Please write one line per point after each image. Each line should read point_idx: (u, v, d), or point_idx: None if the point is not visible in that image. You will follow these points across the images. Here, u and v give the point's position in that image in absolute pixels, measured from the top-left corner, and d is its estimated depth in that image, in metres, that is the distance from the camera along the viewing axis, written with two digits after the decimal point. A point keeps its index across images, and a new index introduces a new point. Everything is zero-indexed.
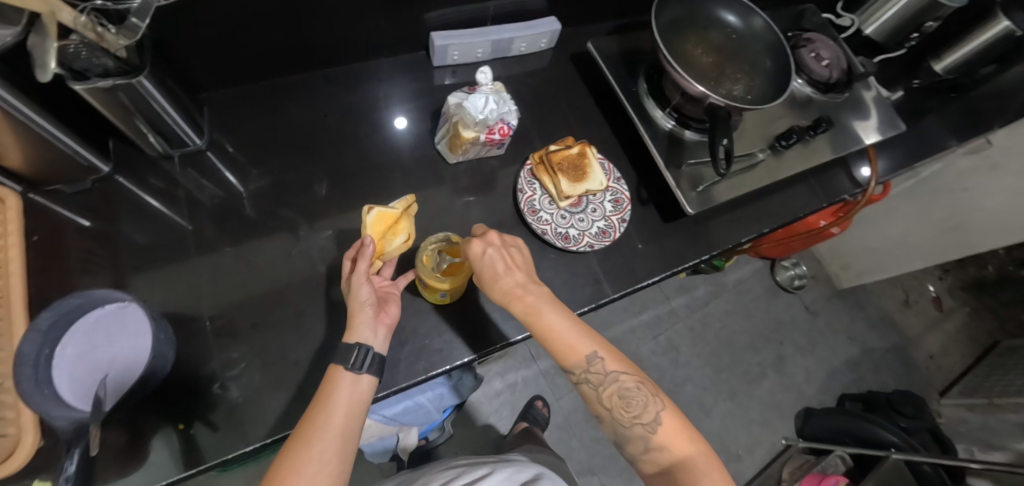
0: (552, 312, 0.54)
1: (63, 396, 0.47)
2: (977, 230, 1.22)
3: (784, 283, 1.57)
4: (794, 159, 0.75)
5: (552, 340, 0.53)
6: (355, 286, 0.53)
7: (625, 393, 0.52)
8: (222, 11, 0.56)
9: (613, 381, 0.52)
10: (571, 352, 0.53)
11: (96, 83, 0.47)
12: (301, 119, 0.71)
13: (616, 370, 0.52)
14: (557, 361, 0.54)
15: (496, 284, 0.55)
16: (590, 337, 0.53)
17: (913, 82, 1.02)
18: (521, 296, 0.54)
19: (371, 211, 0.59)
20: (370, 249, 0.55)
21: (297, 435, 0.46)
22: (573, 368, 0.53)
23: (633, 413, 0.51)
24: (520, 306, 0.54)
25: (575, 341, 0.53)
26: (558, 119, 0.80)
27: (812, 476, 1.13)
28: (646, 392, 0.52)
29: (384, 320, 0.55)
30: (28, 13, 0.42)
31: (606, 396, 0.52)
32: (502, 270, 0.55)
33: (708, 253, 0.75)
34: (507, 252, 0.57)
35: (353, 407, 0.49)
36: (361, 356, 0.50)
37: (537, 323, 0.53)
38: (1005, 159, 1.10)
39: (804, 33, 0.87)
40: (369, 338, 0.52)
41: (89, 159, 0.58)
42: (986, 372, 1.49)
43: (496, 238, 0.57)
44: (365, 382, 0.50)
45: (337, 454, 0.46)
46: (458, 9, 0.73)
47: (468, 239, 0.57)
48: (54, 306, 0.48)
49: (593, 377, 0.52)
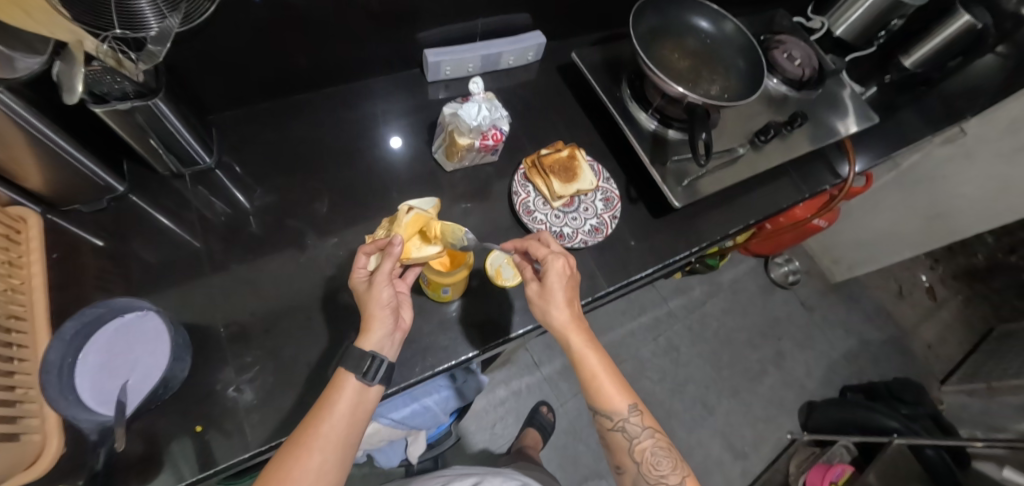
0: (603, 357, 0.57)
1: (85, 401, 0.50)
2: (958, 216, 1.26)
3: (779, 280, 1.60)
4: (773, 153, 0.78)
5: (597, 382, 0.57)
6: (377, 288, 0.54)
7: (655, 452, 0.56)
8: (233, 36, 0.60)
9: (647, 437, 0.56)
10: (613, 398, 0.56)
11: (115, 105, 0.51)
12: (302, 136, 0.75)
13: (650, 427, 0.57)
14: (595, 405, 0.57)
15: (559, 313, 0.57)
16: (630, 389, 0.58)
17: (885, 77, 1.07)
18: (580, 331, 0.57)
19: (410, 211, 0.60)
20: (397, 250, 0.54)
21: (297, 440, 0.48)
22: (610, 414, 0.57)
23: (660, 472, 0.55)
24: (576, 340, 0.57)
25: (618, 391, 0.57)
26: (547, 126, 0.84)
27: (818, 467, 1.17)
28: (673, 455, 0.57)
29: (400, 326, 0.57)
30: (54, 43, 0.46)
31: (637, 449, 0.56)
32: (568, 301, 0.58)
33: (697, 246, 0.79)
34: (575, 288, 0.60)
35: (356, 414, 0.51)
36: (374, 367, 0.52)
37: (586, 362, 0.57)
38: (978, 145, 1.15)
39: (775, 36, 0.92)
40: (384, 346, 0.54)
41: (106, 179, 0.61)
42: (983, 358, 1.51)
43: (573, 267, 0.60)
44: (372, 391, 0.53)
45: (335, 461, 0.48)
46: (449, 28, 0.77)
47: (546, 253, 0.60)
48: (78, 315, 0.51)
49: (629, 428, 0.56)
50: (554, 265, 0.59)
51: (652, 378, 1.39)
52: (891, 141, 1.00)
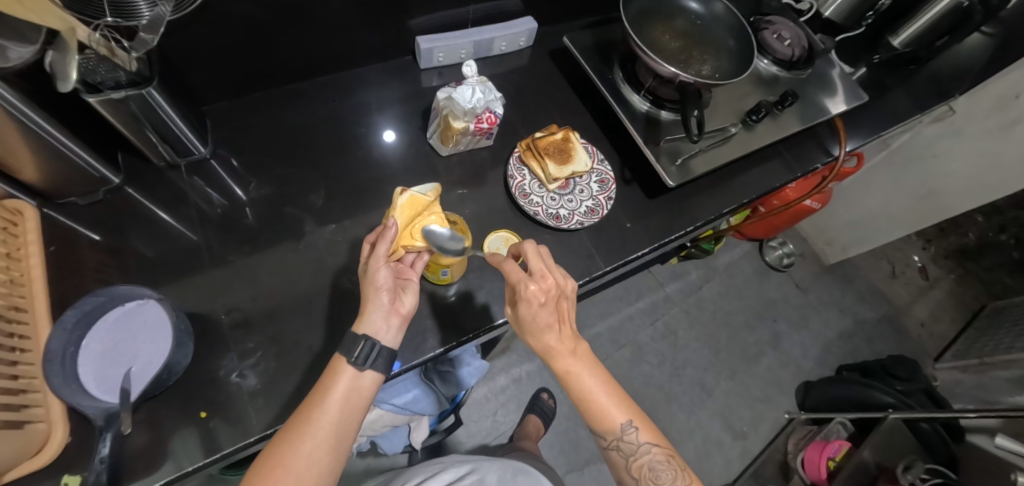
0: (592, 377, 0.55)
1: (89, 389, 0.50)
2: (949, 194, 1.28)
3: (774, 262, 1.62)
4: (765, 132, 0.79)
5: (589, 403, 0.55)
6: (374, 269, 0.54)
7: (654, 465, 0.55)
8: (226, 25, 0.60)
9: (644, 452, 0.55)
10: (606, 418, 0.54)
11: (110, 94, 0.51)
12: (296, 126, 0.75)
13: (648, 442, 0.55)
14: (590, 425, 0.56)
15: (540, 340, 0.54)
16: (626, 405, 0.55)
17: (874, 57, 1.07)
18: (563, 355, 0.54)
19: (404, 194, 0.58)
20: (391, 232, 0.55)
21: (290, 427, 0.47)
22: (604, 434, 0.55)
23: (660, 484, 0.55)
24: (559, 366, 0.54)
25: (611, 410, 0.54)
26: (541, 110, 0.84)
27: (816, 443, 1.19)
28: (673, 466, 0.56)
29: (396, 311, 0.55)
30: (45, 32, 0.46)
31: (635, 465, 0.55)
32: (550, 324, 0.54)
33: (692, 226, 0.80)
34: (560, 307, 0.55)
35: (351, 402, 0.50)
36: (366, 350, 0.50)
37: (575, 383, 0.54)
38: (967, 123, 1.18)
39: (765, 17, 0.93)
40: (379, 329, 0.53)
41: (101, 171, 0.61)
42: (976, 334, 1.54)
43: (550, 287, 0.54)
44: (367, 378, 0.51)
45: (327, 451, 0.47)
46: (441, 14, 0.78)
47: (513, 275, 0.53)
48: (78, 304, 0.52)
49: (625, 446, 0.55)
50: (526, 292, 0.53)
51: (651, 363, 1.40)
52: (883, 119, 1.00)
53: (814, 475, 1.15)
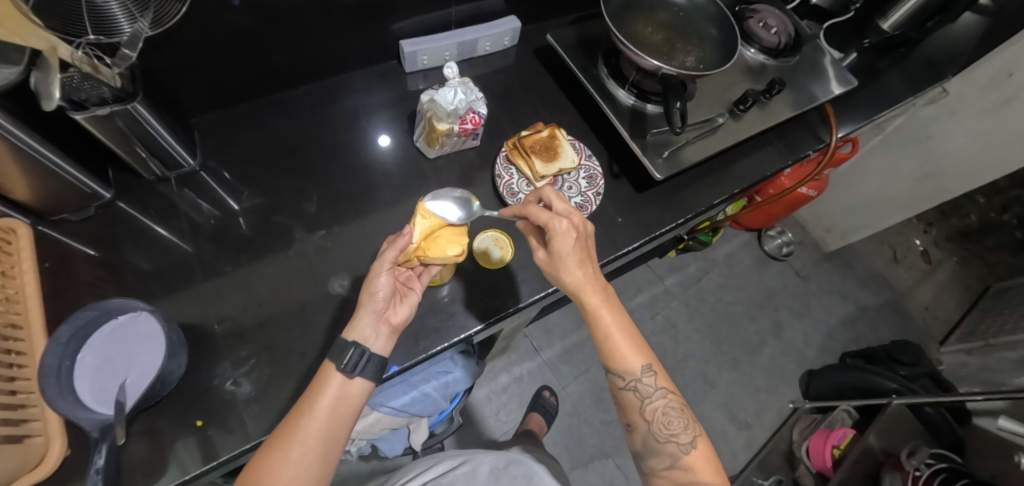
0: (619, 317, 0.56)
1: (87, 403, 0.50)
2: (946, 176, 1.27)
3: (774, 252, 1.61)
4: (753, 121, 0.79)
5: (610, 342, 0.56)
6: (374, 275, 0.54)
7: (667, 411, 0.56)
8: (209, 38, 0.61)
9: (659, 397, 0.56)
10: (627, 359, 0.55)
11: (95, 111, 0.51)
12: (284, 134, 0.76)
13: (664, 387, 0.56)
14: (608, 364, 0.57)
15: (571, 275, 0.55)
16: (645, 351, 0.57)
17: (865, 41, 1.06)
18: (594, 292, 0.55)
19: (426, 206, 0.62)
20: (401, 242, 0.56)
21: (282, 432, 0.48)
22: (622, 374, 0.56)
23: (671, 431, 0.55)
24: (591, 301, 0.55)
25: (631, 351, 0.56)
26: (527, 109, 0.85)
27: (820, 432, 1.19)
28: (685, 417, 0.56)
29: (387, 320, 0.55)
30: (29, 52, 0.47)
31: (649, 409, 0.56)
32: (578, 259, 0.56)
33: (683, 217, 0.80)
34: (585, 244, 0.57)
35: (340, 408, 0.50)
36: (355, 357, 0.51)
37: (603, 320, 0.55)
38: (961, 104, 1.17)
39: (749, 5, 0.93)
40: (368, 336, 0.53)
41: (91, 186, 0.62)
42: (981, 316, 1.53)
43: (579, 224, 0.57)
44: (357, 385, 0.51)
45: (316, 457, 0.48)
46: (424, 18, 0.78)
47: (545, 214, 0.56)
48: (72, 319, 0.52)
49: (642, 389, 0.56)
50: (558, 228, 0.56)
51: None
52: (876, 103, 0.99)
53: (819, 464, 1.16)
